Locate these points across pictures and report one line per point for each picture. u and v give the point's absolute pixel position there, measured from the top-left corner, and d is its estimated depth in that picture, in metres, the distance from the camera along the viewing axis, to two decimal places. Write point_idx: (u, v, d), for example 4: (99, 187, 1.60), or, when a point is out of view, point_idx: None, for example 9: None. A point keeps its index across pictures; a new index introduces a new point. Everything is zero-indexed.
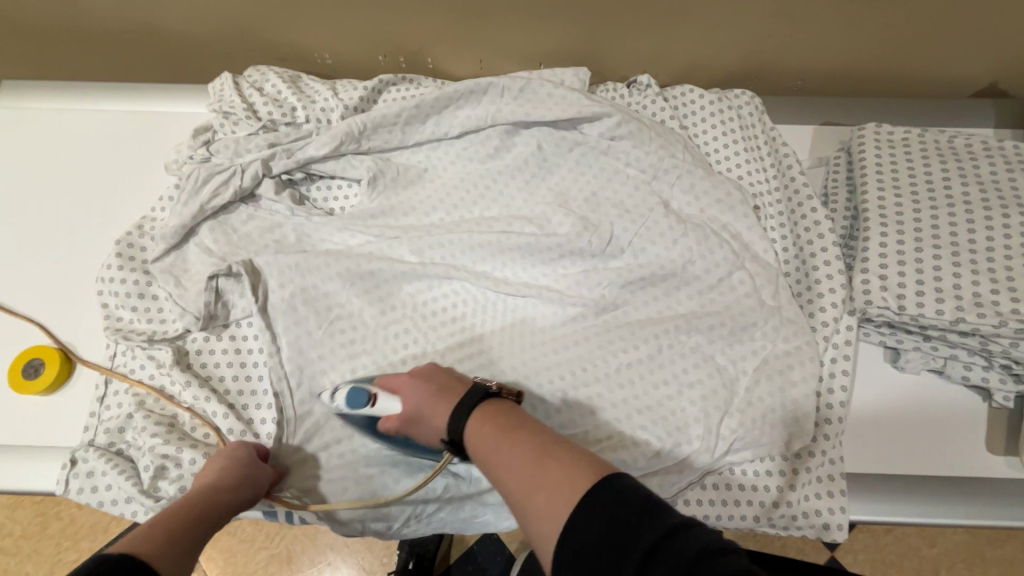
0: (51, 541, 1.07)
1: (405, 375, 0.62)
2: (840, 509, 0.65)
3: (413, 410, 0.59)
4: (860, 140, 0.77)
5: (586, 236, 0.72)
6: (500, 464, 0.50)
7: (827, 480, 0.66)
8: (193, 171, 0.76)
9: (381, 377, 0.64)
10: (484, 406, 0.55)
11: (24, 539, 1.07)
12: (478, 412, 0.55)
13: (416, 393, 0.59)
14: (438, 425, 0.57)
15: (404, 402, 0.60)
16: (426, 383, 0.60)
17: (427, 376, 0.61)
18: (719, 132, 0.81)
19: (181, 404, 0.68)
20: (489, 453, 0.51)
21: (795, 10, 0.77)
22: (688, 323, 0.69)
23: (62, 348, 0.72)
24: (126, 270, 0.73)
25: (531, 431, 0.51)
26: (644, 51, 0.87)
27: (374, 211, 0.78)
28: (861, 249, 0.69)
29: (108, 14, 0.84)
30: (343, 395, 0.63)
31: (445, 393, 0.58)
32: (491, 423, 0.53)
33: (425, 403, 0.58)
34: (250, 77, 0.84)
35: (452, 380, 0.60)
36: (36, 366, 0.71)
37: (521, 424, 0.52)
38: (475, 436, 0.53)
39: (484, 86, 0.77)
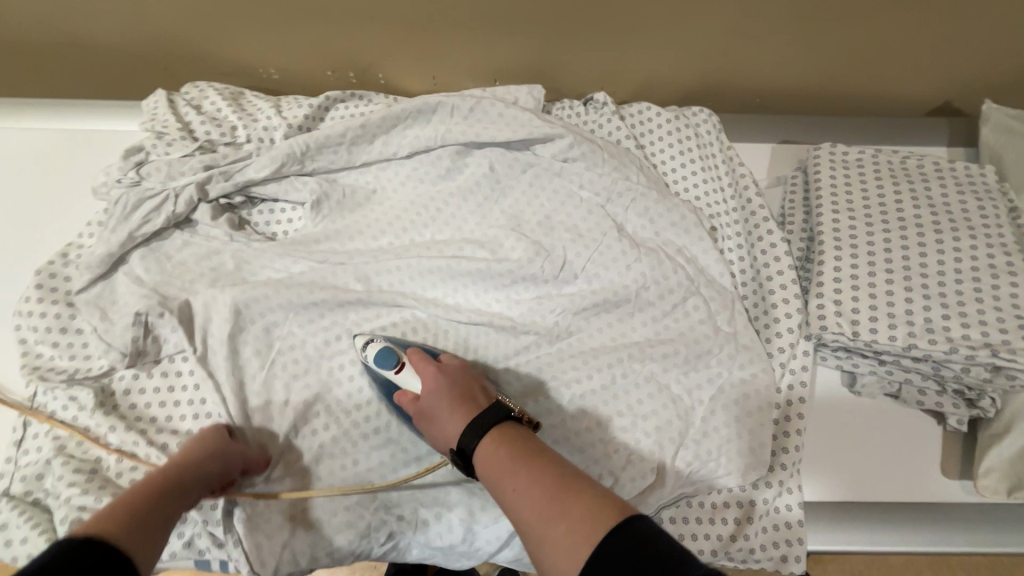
0: None
1: (434, 366, 0.61)
2: (797, 542, 0.64)
3: (428, 407, 0.59)
4: (815, 161, 0.77)
5: (540, 262, 0.70)
6: (515, 489, 0.50)
7: (785, 511, 0.65)
8: (121, 196, 0.71)
9: (413, 351, 0.64)
10: (502, 428, 0.55)
11: None
12: (495, 431, 0.55)
13: (439, 391, 0.59)
14: (449, 430, 0.57)
15: (425, 394, 0.60)
16: (451, 384, 0.59)
17: (457, 377, 0.61)
18: (676, 152, 0.80)
19: (104, 449, 0.63)
20: (504, 477, 0.51)
21: (749, 29, 0.77)
22: (643, 351, 0.67)
23: None
24: (47, 302, 0.68)
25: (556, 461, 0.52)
26: (601, 68, 0.84)
27: (320, 236, 0.74)
28: (816, 272, 0.69)
29: (33, 26, 0.80)
30: (376, 352, 0.64)
31: (466, 402, 0.58)
32: (508, 447, 0.53)
33: (442, 403, 0.58)
34: (188, 95, 0.80)
35: (477, 390, 0.60)
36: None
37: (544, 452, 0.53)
38: (488, 458, 0.53)
39: (433, 105, 0.74)
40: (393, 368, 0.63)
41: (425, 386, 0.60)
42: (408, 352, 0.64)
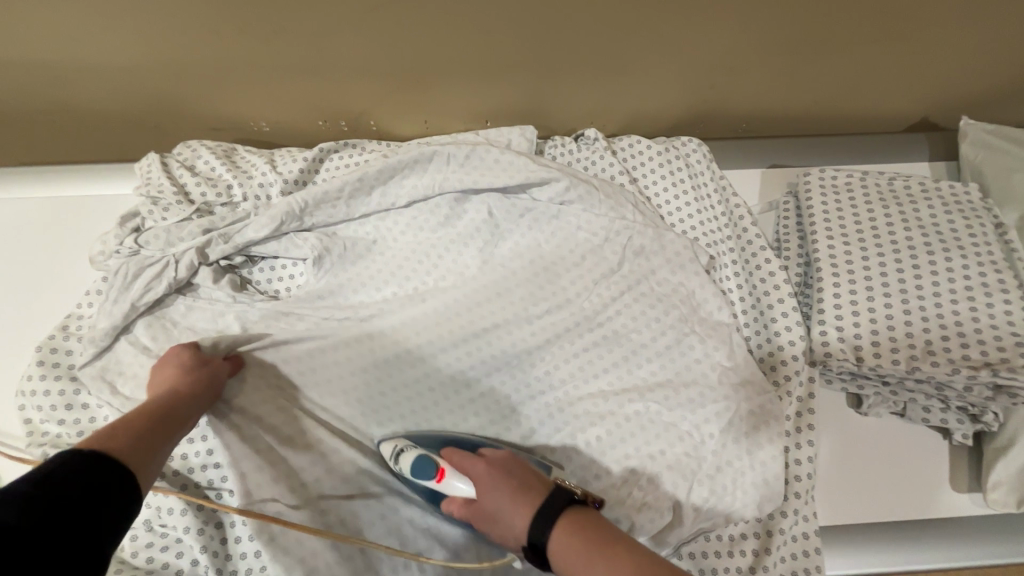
0: None
1: (480, 461, 0.57)
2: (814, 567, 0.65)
3: (485, 505, 0.54)
4: (806, 186, 0.78)
5: (541, 305, 0.72)
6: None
7: (802, 538, 0.66)
8: (121, 265, 0.72)
9: (449, 451, 0.61)
10: (568, 512, 0.50)
11: None
12: (564, 520, 0.50)
13: (491, 484, 0.55)
14: (516, 527, 0.52)
15: (478, 493, 0.55)
16: (503, 479, 0.54)
17: (507, 467, 0.56)
18: (669, 184, 0.81)
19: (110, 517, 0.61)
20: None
21: (733, 63, 0.78)
22: (650, 389, 0.69)
23: None
24: (52, 379, 0.67)
25: (634, 552, 0.46)
26: (591, 105, 0.85)
27: (325, 291, 0.74)
28: (817, 300, 0.70)
29: (20, 97, 0.79)
30: (410, 461, 0.61)
31: (526, 492, 0.53)
32: (583, 537, 0.48)
33: (500, 496, 0.53)
34: (181, 155, 0.80)
35: (532, 477, 0.55)
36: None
37: (620, 541, 0.48)
38: (561, 553, 0.48)
39: (428, 155, 0.74)
40: (434, 478, 0.60)
41: (475, 483, 0.56)
42: (443, 455, 0.61)
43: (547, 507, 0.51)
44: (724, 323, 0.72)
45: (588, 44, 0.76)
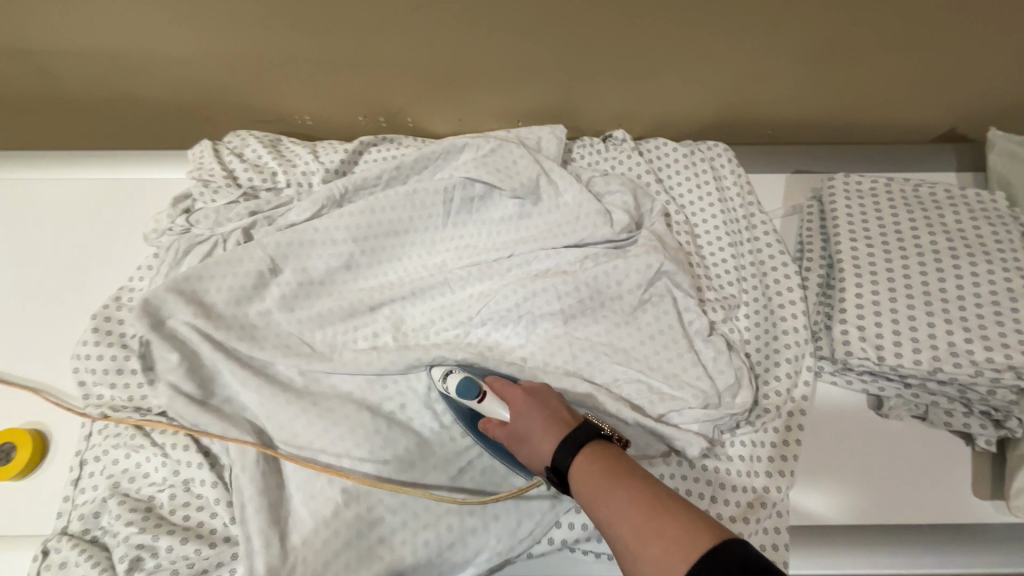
0: None
1: (520, 389, 0.64)
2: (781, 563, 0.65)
3: (519, 426, 0.60)
4: (830, 190, 0.80)
5: (566, 297, 0.72)
6: (609, 508, 0.50)
7: (774, 533, 0.66)
8: (174, 243, 0.77)
9: (494, 379, 0.66)
10: (594, 442, 0.56)
11: None
12: (588, 449, 0.55)
13: (528, 408, 0.61)
14: (542, 447, 0.58)
15: (515, 415, 0.61)
16: (539, 407, 0.61)
17: (544, 397, 0.62)
18: (692, 185, 0.84)
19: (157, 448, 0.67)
20: (598, 494, 0.51)
21: (761, 69, 0.81)
22: (671, 380, 0.70)
23: (34, 431, 0.71)
24: (104, 345, 0.72)
25: (640, 478, 0.52)
26: (618, 108, 0.89)
27: (368, 289, 0.76)
28: (839, 300, 0.71)
29: (87, 85, 0.85)
30: (457, 383, 0.66)
31: (558, 420, 0.59)
32: (602, 463, 0.54)
33: (534, 419, 0.60)
34: (231, 144, 0.85)
35: (565, 409, 0.61)
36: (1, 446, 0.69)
37: (628, 466, 0.53)
38: (581, 474, 0.54)
39: (460, 145, 0.80)
40: (475, 398, 0.65)
41: (512, 412, 0.62)
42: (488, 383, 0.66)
43: (579, 433, 0.56)
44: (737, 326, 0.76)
45: (619, 47, 0.79)
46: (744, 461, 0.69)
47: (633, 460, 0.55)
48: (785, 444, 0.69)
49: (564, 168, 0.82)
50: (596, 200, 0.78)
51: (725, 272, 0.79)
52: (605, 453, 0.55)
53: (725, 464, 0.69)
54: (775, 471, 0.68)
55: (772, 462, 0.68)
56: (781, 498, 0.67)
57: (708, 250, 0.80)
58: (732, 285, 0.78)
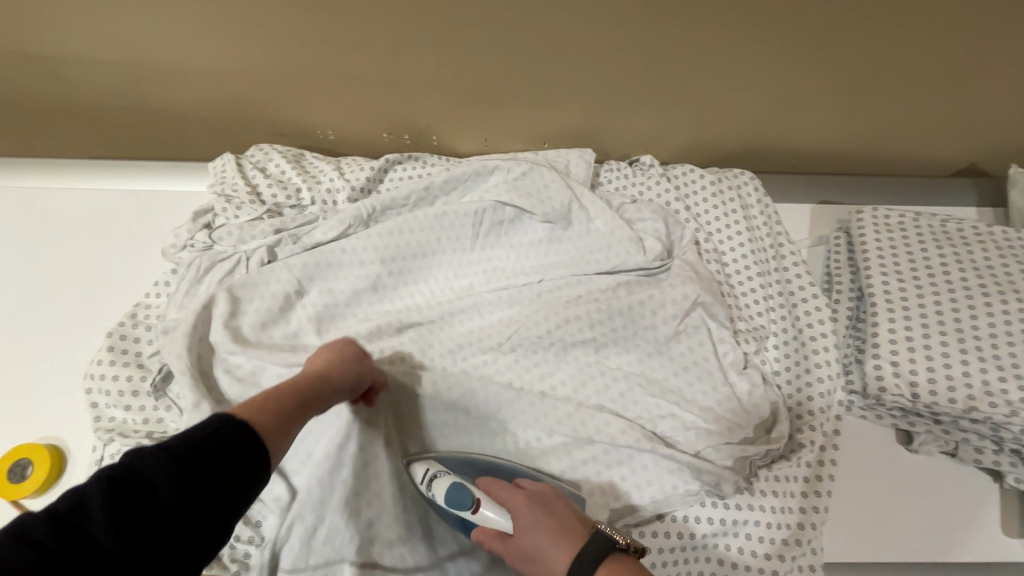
0: None
1: (521, 495, 0.58)
2: None
3: (523, 544, 0.55)
4: (858, 223, 0.80)
5: (599, 325, 0.72)
6: None
7: (809, 570, 0.66)
8: (195, 260, 0.75)
9: (489, 482, 0.62)
10: (610, 562, 0.49)
11: None
12: (603, 570, 0.49)
13: (531, 523, 0.55)
14: (552, 567, 0.52)
15: (517, 530, 0.56)
16: (544, 515, 0.56)
17: (549, 505, 0.57)
18: (720, 214, 0.83)
19: None
20: None
21: (792, 101, 0.80)
22: (704, 412, 0.69)
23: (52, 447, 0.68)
24: (120, 365, 0.69)
25: None
26: (646, 132, 0.88)
27: (393, 312, 0.75)
28: (871, 334, 0.71)
29: (104, 95, 0.83)
30: (444, 488, 0.62)
31: (566, 533, 0.53)
32: None
33: (537, 534, 0.54)
34: (253, 158, 0.83)
35: (572, 518, 0.55)
36: (23, 459, 0.67)
37: None
38: None
39: (490, 168, 0.79)
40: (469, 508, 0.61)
41: (514, 523, 0.57)
42: (481, 485, 0.62)
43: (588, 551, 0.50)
44: (768, 359, 0.75)
45: (656, 74, 0.78)
46: (778, 497, 0.67)
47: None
48: (818, 478, 0.69)
49: (594, 192, 0.81)
50: (628, 227, 0.77)
51: (754, 301, 0.79)
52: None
53: (761, 500, 0.67)
54: (808, 506, 0.68)
55: (804, 498, 0.68)
56: (815, 535, 0.67)
57: (737, 279, 0.80)
58: (762, 315, 0.78)
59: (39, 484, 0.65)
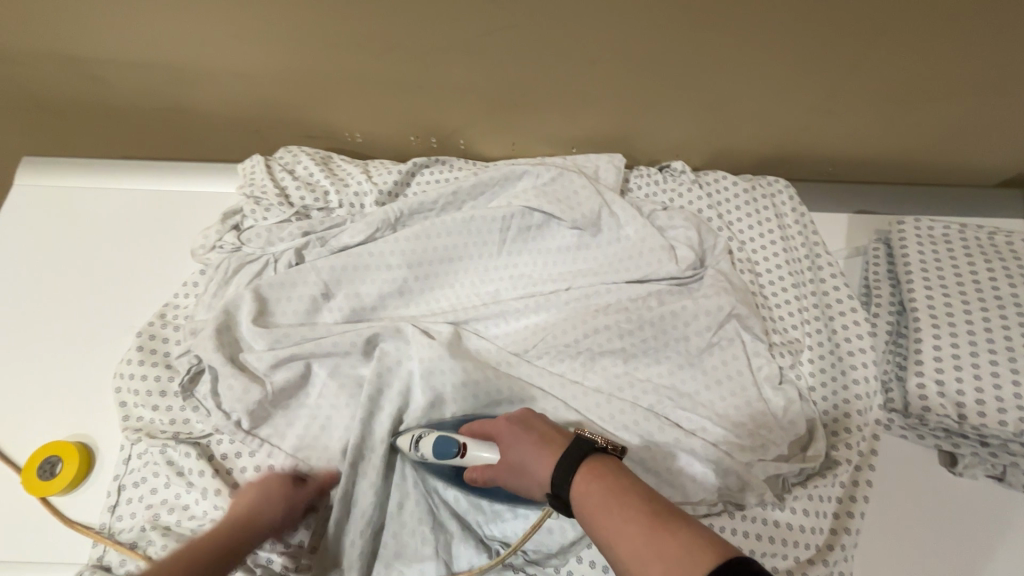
0: None
1: (502, 419, 0.60)
2: None
3: (511, 460, 0.57)
4: (900, 234, 0.77)
5: (629, 335, 0.70)
6: (612, 531, 0.47)
7: None
8: (223, 261, 0.75)
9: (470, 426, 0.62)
10: (589, 461, 0.52)
11: None
12: (586, 466, 0.52)
13: (516, 439, 0.57)
14: (539, 471, 0.55)
15: (503, 449, 0.58)
16: (527, 431, 0.58)
17: (531, 423, 0.59)
18: (752, 223, 0.81)
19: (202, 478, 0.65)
20: (600, 520, 0.48)
21: (833, 106, 0.78)
22: (737, 428, 0.67)
23: (81, 443, 0.69)
24: (148, 364, 0.70)
25: (645, 496, 0.48)
26: (677, 137, 0.86)
27: (418, 317, 0.74)
28: (914, 350, 0.68)
29: (137, 97, 0.84)
30: (432, 443, 0.60)
31: (550, 442, 0.56)
32: (600, 482, 0.50)
33: (525, 446, 0.56)
34: (282, 159, 0.83)
35: (554, 431, 0.58)
36: (52, 455, 0.67)
37: (630, 486, 0.49)
38: (579, 497, 0.50)
39: (519, 172, 0.78)
40: (457, 454, 0.60)
41: (500, 444, 0.58)
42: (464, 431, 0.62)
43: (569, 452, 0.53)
44: (804, 374, 0.72)
45: (690, 81, 0.76)
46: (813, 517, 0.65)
47: (635, 477, 0.51)
48: (852, 499, 0.66)
49: (624, 198, 0.80)
50: (659, 234, 0.76)
51: (788, 314, 0.76)
52: (604, 472, 0.51)
53: (797, 519, 0.64)
54: (840, 528, 0.65)
55: (837, 518, 0.65)
56: (843, 557, 0.64)
57: (771, 290, 0.77)
58: (797, 329, 0.75)
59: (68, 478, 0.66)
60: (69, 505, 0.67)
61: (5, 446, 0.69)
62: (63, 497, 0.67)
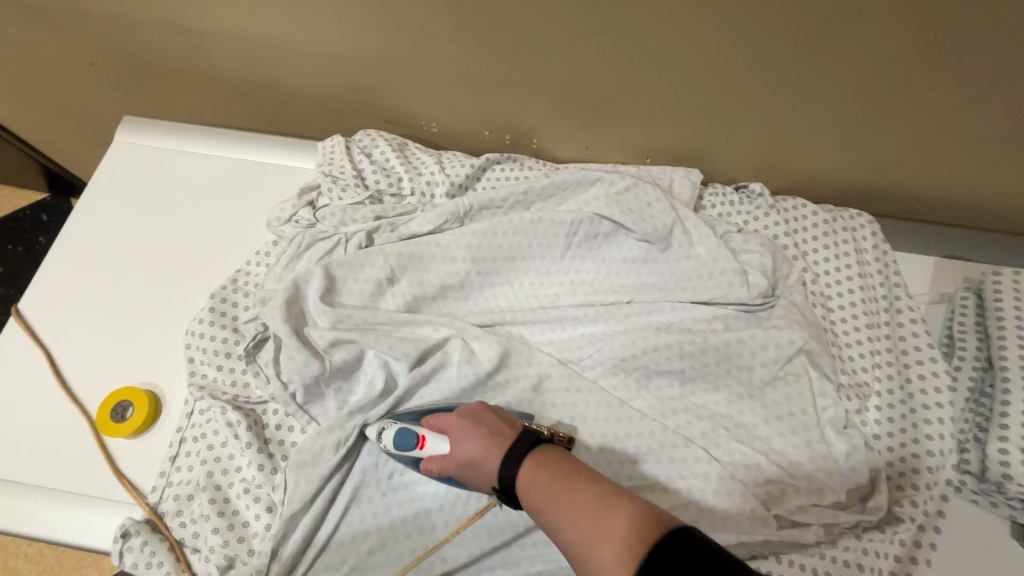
0: (75, 556, 1.03)
1: (454, 415, 0.61)
2: None
3: (461, 454, 0.58)
4: (996, 287, 0.72)
5: (689, 358, 0.69)
6: (561, 516, 0.47)
7: None
8: (297, 235, 0.78)
9: (429, 422, 0.63)
10: (537, 453, 0.53)
11: (48, 548, 1.03)
12: (531, 458, 0.53)
13: (464, 434, 0.58)
14: (488, 468, 0.56)
15: (454, 445, 0.59)
16: (473, 428, 0.58)
17: (481, 419, 0.59)
18: (829, 256, 0.77)
19: (258, 443, 0.67)
20: (547, 506, 0.48)
21: (935, 143, 0.73)
22: (793, 468, 0.65)
23: (150, 392, 0.73)
24: (217, 326, 0.73)
25: (592, 480, 0.49)
26: (757, 158, 0.83)
27: (476, 311, 0.75)
28: (999, 413, 0.65)
29: (232, 68, 0.87)
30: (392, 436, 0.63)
31: (495, 435, 0.56)
32: (546, 471, 0.51)
33: (471, 441, 0.57)
34: (361, 142, 0.85)
35: (502, 424, 0.58)
36: (125, 400, 0.71)
37: (579, 472, 0.50)
38: (528, 485, 0.51)
39: (592, 179, 0.77)
40: (414, 447, 0.62)
41: (452, 441, 0.59)
42: (425, 424, 0.63)
43: (515, 445, 0.54)
44: (870, 421, 0.69)
45: (785, 104, 0.73)
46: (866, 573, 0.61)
47: (586, 465, 0.52)
48: (912, 560, 0.62)
49: (697, 215, 0.78)
50: (731, 257, 0.74)
51: (858, 355, 0.72)
52: (550, 460, 0.52)
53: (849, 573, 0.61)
54: None
55: None
56: None
57: (842, 328, 0.74)
58: (866, 372, 0.71)
59: (137, 423, 0.70)
60: (132, 448, 0.71)
61: (82, 384, 0.74)
62: (129, 441, 0.71)
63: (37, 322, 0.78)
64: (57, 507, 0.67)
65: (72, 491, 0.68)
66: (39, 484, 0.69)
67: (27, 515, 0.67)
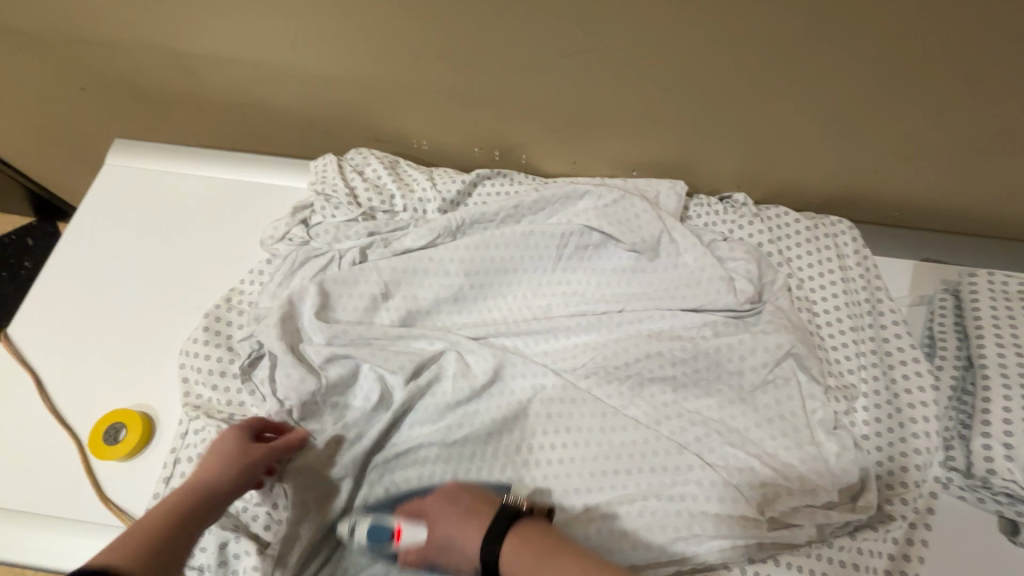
0: None
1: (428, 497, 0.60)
2: None
3: (439, 538, 0.57)
4: (972, 288, 0.75)
5: (680, 364, 0.70)
6: None
7: None
8: (291, 253, 0.78)
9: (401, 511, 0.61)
10: (520, 529, 0.54)
11: None
12: (514, 537, 0.53)
13: (442, 517, 0.58)
14: (468, 547, 0.55)
15: (431, 529, 0.58)
16: (453, 506, 0.58)
17: (457, 497, 0.59)
18: (813, 262, 0.79)
19: None
20: None
21: (907, 152, 0.76)
22: (786, 470, 0.66)
23: (143, 413, 0.72)
24: (212, 345, 0.73)
25: (575, 557, 0.50)
26: (740, 169, 0.86)
27: (470, 324, 0.76)
28: (981, 410, 0.66)
29: (224, 92, 0.89)
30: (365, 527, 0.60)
31: (474, 514, 0.57)
32: (530, 551, 0.52)
33: (450, 523, 0.57)
34: (353, 161, 0.86)
35: (480, 500, 0.59)
36: (119, 422, 0.71)
37: (562, 548, 0.51)
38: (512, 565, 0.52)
39: (580, 192, 0.79)
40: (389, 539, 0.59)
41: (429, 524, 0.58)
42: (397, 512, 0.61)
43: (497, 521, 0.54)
44: (859, 422, 0.70)
45: (762, 117, 0.76)
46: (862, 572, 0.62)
47: (570, 541, 0.53)
48: (905, 558, 0.63)
49: (684, 225, 0.80)
50: (718, 265, 0.76)
51: (845, 358, 0.74)
52: (533, 538, 0.52)
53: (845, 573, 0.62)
54: None
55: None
56: None
57: (827, 332, 0.76)
58: (853, 374, 0.73)
59: (131, 445, 0.69)
60: (125, 471, 0.70)
61: (73, 407, 0.73)
62: (122, 463, 0.70)
63: (28, 346, 0.77)
64: (49, 533, 0.66)
65: (65, 516, 0.67)
66: (31, 510, 0.67)
67: (17, 542, 0.66)
